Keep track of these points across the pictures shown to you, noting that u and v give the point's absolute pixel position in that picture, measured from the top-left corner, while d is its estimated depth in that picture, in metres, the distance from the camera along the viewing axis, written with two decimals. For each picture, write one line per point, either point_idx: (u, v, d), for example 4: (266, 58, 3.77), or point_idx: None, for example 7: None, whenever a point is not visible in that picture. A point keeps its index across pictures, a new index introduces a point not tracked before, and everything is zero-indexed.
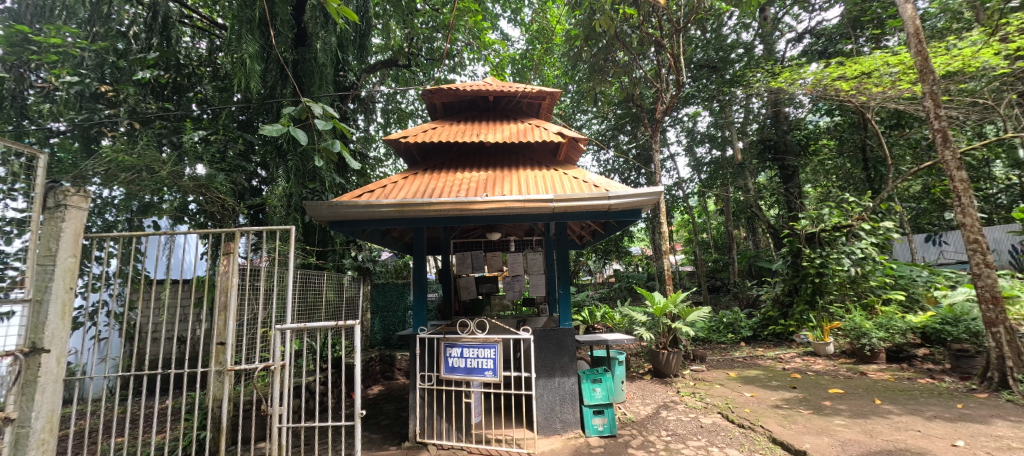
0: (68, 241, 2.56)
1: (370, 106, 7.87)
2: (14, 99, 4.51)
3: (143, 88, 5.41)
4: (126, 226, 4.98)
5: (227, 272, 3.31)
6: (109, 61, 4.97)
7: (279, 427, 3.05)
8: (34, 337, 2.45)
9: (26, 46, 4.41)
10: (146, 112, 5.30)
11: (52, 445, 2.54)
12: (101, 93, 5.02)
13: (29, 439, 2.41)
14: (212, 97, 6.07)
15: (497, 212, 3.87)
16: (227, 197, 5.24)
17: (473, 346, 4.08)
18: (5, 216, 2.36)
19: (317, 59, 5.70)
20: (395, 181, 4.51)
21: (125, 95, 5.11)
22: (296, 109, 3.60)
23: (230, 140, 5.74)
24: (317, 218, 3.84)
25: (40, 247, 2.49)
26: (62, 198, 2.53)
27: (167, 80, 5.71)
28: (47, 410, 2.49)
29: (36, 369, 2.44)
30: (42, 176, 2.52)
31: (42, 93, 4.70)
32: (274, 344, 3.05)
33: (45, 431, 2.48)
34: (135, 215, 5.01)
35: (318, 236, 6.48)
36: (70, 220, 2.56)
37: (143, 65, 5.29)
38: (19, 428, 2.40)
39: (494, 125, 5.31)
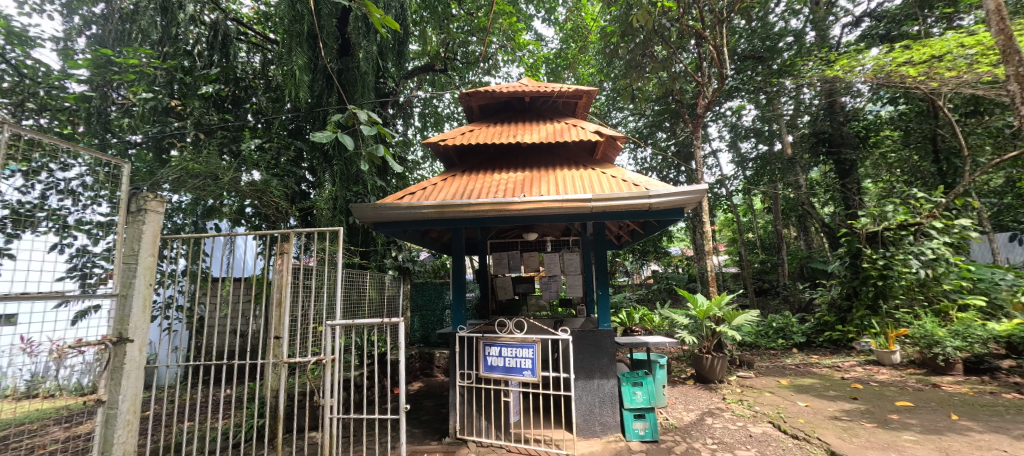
0: (148, 242, 2.87)
1: (408, 111, 8.12)
2: (100, 116, 4.97)
3: (206, 101, 5.75)
4: (192, 228, 5.40)
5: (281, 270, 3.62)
6: (178, 78, 5.48)
7: (331, 418, 3.20)
8: (121, 327, 2.76)
9: (109, 67, 4.88)
10: (209, 123, 5.67)
11: (136, 426, 2.83)
12: (170, 107, 5.46)
13: (117, 419, 2.71)
14: (266, 107, 6.35)
15: (534, 212, 3.92)
16: (281, 200, 5.60)
17: (511, 345, 4.14)
18: (91, 219, 2.63)
19: (359, 67, 5.97)
20: (434, 183, 4.63)
21: (191, 108, 5.53)
22: (342, 116, 3.75)
23: (282, 147, 6.10)
24: (363, 219, 4.00)
25: (125, 246, 2.81)
26: (143, 203, 2.84)
27: (227, 93, 6.15)
28: (130, 394, 2.79)
29: (122, 356, 2.73)
30: (125, 184, 2.81)
31: (122, 109, 5.16)
32: (326, 338, 3.25)
33: (129, 413, 2.78)
34: (200, 218, 5.44)
35: (361, 237, 6.79)
36: (149, 222, 2.87)
37: (206, 80, 5.70)
38: (109, 409, 2.69)
39: (530, 126, 5.34)
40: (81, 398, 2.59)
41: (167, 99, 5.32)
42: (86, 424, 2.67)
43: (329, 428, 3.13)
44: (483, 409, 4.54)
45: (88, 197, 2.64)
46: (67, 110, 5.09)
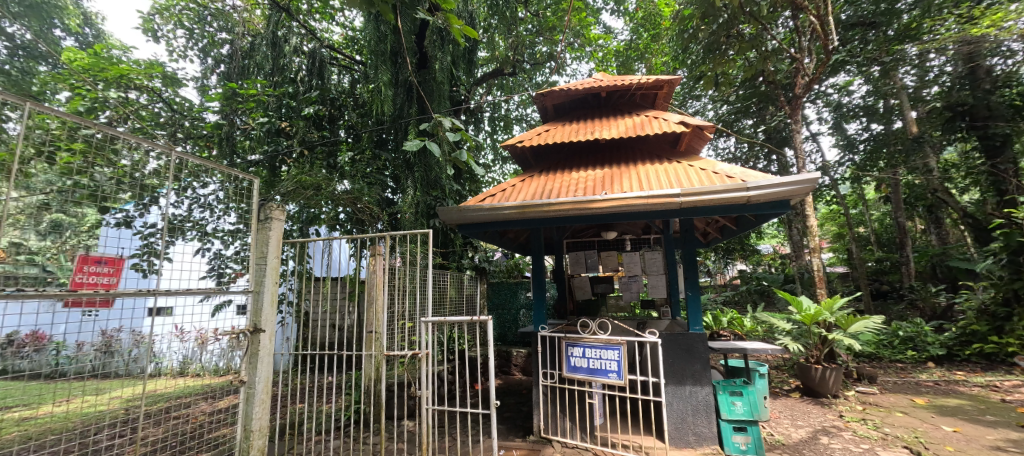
0: (273, 246, 3.37)
1: (479, 116, 8.34)
2: (228, 139, 5.79)
3: (308, 121, 6.40)
4: (298, 234, 6.05)
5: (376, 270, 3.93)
6: (286, 103, 6.24)
7: (426, 409, 3.41)
8: (255, 319, 3.25)
9: (235, 99, 5.78)
10: (311, 140, 6.30)
11: (268, 403, 3.32)
12: (280, 128, 6.16)
13: (254, 397, 3.19)
14: (356, 123, 6.76)
15: (617, 210, 3.83)
16: (373, 206, 6.06)
17: (595, 346, 4.07)
18: (223, 228, 3.09)
19: (435, 78, 6.26)
20: (513, 184, 4.71)
21: (297, 129, 6.19)
22: (429, 125, 3.99)
23: (370, 158, 6.59)
24: (447, 221, 4.18)
25: (257, 250, 3.33)
26: (269, 212, 3.36)
27: (325, 113, 6.63)
28: (264, 376, 3.26)
29: (257, 344, 3.21)
30: (253, 197, 3.30)
31: (245, 133, 6.01)
32: (421, 334, 3.48)
33: (263, 392, 3.26)
34: (304, 224, 6.07)
35: (441, 239, 7.11)
36: (274, 229, 3.37)
37: (308, 102, 6.35)
38: (249, 389, 3.18)
39: (607, 122, 5.23)
40: (226, 378, 3.09)
41: (278, 122, 6.08)
42: (231, 400, 3.17)
43: (427, 417, 3.34)
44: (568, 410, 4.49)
45: (221, 209, 3.10)
46: (205, 137, 5.90)
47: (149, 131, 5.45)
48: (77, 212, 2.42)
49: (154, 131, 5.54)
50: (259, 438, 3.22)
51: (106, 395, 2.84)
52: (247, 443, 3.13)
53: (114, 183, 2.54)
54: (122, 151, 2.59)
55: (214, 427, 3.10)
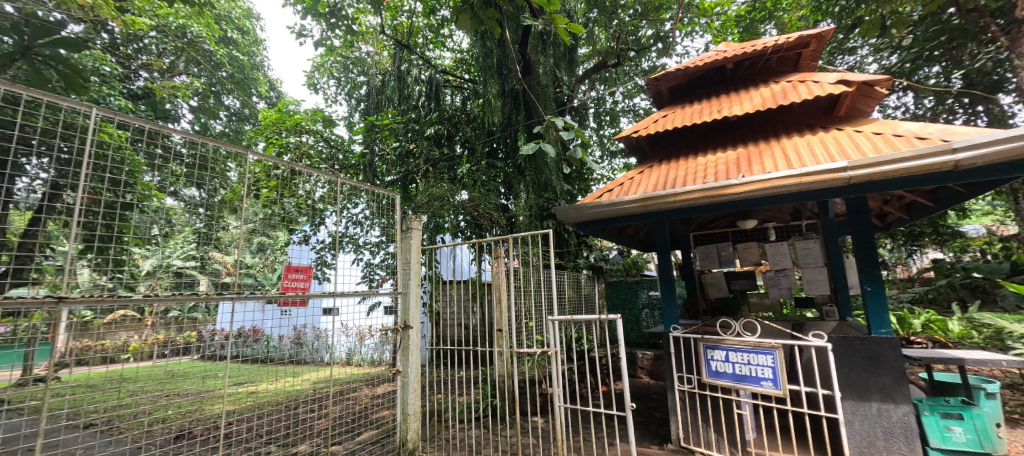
0: (414, 252, 3.78)
1: (584, 112, 8.22)
2: (370, 165, 6.68)
3: (430, 140, 7.02)
4: (428, 242, 6.67)
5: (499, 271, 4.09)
6: (412, 126, 6.96)
7: (560, 407, 3.46)
8: (403, 317, 3.70)
9: (374, 129, 6.63)
10: (434, 157, 6.89)
11: (420, 391, 3.73)
12: (409, 150, 6.87)
13: (408, 385, 3.63)
14: (470, 136, 7.18)
15: (760, 194, 3.48)
16: (492, 212, 6.38)
17: (742, 350, 3.70)
18: (369, 240, 3.55)
19: (540, 81, 6.37)
20: (631, 177, 4.57)
21: (422, 149, 6.84)
22: (541, 127, 4.08)
23: (485, 167, 6.98)
24: (566, 220, 4.22)
25: (401, 256, 3.78)
26: (408, 222, 3.79)
27: (444, 131, 7.18)
28: (415, 366, 3.68)
29: (408, 339, 3.65)
30: (391, 211, 3.73)
31: (382, 157, 6.84)
32: (549, 333, 3.55)
33: (415, 381, 3.68)
34: (432, 233, 6.66)
35: (556, 240, 7.18)
36: (413, 237, 3.79)
37: (429, 123, 6.97)
38: (404, 377, 3.65)
39: (736, 96, 4.75)
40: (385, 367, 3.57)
41: (407, 145, 6.80)
42: (391, 386, 3.65)
43: (561, 415, 3.42)
44: (710, 416, 4.19)
45: (365, 224, 3.56)
46: (353, 166, 6.87)
47: (314, 166, 6.56)
48: (272, 234, 3.09)
49: (320, 165, 6.63)
50: (414, 421, 3.67)
51: (299, 377, 3.56)
52: (405, 424, 3.60)
53: (295, 210, 3.14)
54: (300, 181, 3.19)
55: (377, 409, 3.60)
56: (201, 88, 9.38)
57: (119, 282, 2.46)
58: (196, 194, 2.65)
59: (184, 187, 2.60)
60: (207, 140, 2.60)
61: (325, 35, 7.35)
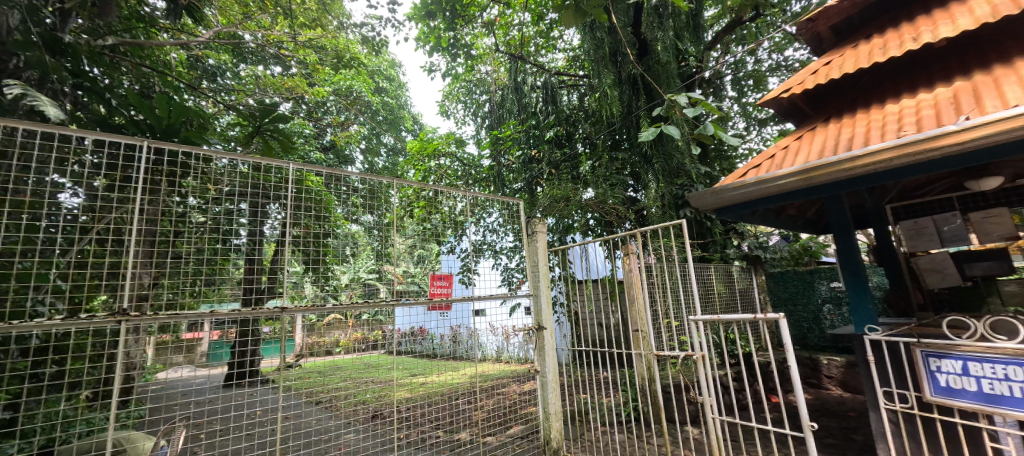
0: (542, 255, 3.95)
1: (718, 83, 7.42)
2: (498, 175, 7.17)
3: (551, 143, 7.21)
4: (559, 243, 6.83)
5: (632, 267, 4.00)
6: (532, 133, 7.23)
7: (714, 419, 3.18)
8: (538, 318, 3.87)
9: (499, 142, 7.12)
10: (556, 159, 7.06)
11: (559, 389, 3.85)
12: (532, 156, 7.16)
13: (547, 385, 3.78)
14: (589, 132, 7.15)
15: (1003, 140, 2.59)
16: (619, 206, 6.22)
17: (993, 361, 2.74)
18: (504, 245, 3.87)
19: (660, 59, 6.04)
20: (786, 145, 3.90)
21: (543, 153, 7.11)
22: (662, 108, 3.81)
23: (609, 161, 6.85)
24: (708, 207, 3.83)
25: (531, 260, 3.97)
26: (534, 226, 3.99)
27: (564, 131, 7.29)
28: (552, 367, 3.80)
29: (543, 339, 3.80)
30: (520, 216, 3.97)
31: (507, 166, 7.28)
32: (695, 334, 3.31)
33: (553, 380, 3.80)
34: (562, 233, 6.79)
35: (696, 230, 6.66)
36: (540, 241, 3.97)
37: (548, 127, 7.20)
38: (542, 377, 3.80)
39: (934, 19, 3.74)
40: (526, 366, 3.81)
41: (529, 151, 7.10)
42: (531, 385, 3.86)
43: (714, 427, 3.16)
44: (932, 435, 3.33)
45: (500, 231, 3.89)
46: (484, 178, 7.46)
47: (451, 183, 7.33)
48: (428, 247, 3.57)
49: (458, 183, 7.42)
50: (556, 421, 3.79)
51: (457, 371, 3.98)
52: (547, 423, 3.73)
53: (440, 224, 3.61)
54: (443, 199, 3.65)
55: (525, 404, 3.85)
56: (366, 133, 11.29)
57: (330, 292, 3.17)
58: (371, 218, 3.26)
59: (363, 213, 3.24)
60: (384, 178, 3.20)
61: (451, 65, 8.16)
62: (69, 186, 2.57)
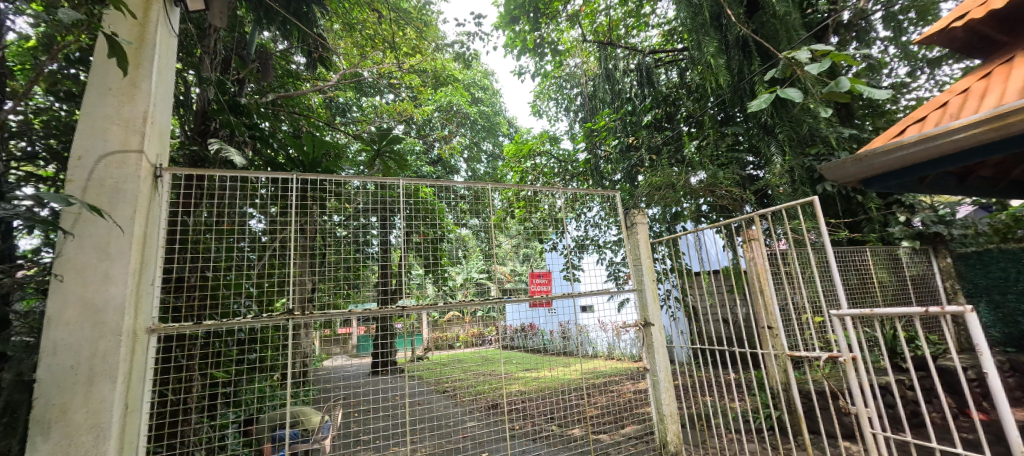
0: (643, 248, 3.86)
1: (863, 23, 6.04)
2: (596, 169, 7.13)
3: (650, 128, 6.85)
4: (668, 232, 6.47)
5: (752, 257, 3.61)
6: (628, 120, 6.92)
7: (873, 434, 2.62)
8: (644, 314, 3.81)
9: (593, 134, 7.03)
10: (656, 143, 6.65)
11: (674, 390, 3.74)
12: (630, 143, 6.91)
13: (660, 384, 3.71)
14: (693, 110, 6.55)
15: None
16: (733, 188, 5.63)
17: None
18: (607, 240, 3.87)
19: (775, 14, 5.22)
20: (969, 84, 2.40)
21: (641, 138, 6.74)
22: (778, 69, 3.21)
23: (719, 138, 6.25)
24: (841, 180, 2.64)
25: (632, 253, 3.92)
26: (632, 218, 3.92)
27: (662, 113, 6.90)
28: (663, 367, 3.72)
29: (651, 336, 3.77)
30: (621, 209, 3.89)
31: (605, 158, 7.17)
32: (842, 332, 2.73)
33: (666, 381, 3.72)
34: (670, 222, 6.40)
35: (842, 207, 5.91)
36: (640, 233, 3.88)
37: (646, 110, 6.82)
38: (653, 376, 3.74)
39: None
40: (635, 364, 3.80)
41: (626, 139, 6.86)
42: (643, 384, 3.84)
43: (877, 447, 2.60)
44: None
45: (603, 226, 3.89)
46: (581, 173, 7.41)
47: (551, 180, 7.44)
48: (532, 245, 3.68)
49: (555, 180, 7.47)
50: (673, 423, 3.69)
51: (568, 366, 4.09)
52: (663, 424, 3.66)
53: (541, 222, 3.71)
54: (540, 198, 3.76)
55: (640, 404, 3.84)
56: (467, 143, 12.25)
57: (447, 290, 3.53)
58: (477, 221, 3.50)
59: (469, 218, 3.49)
60: (488, 183, 3.44)
61: (540, 66, 8.28)
62: (255, 213, 3.00)
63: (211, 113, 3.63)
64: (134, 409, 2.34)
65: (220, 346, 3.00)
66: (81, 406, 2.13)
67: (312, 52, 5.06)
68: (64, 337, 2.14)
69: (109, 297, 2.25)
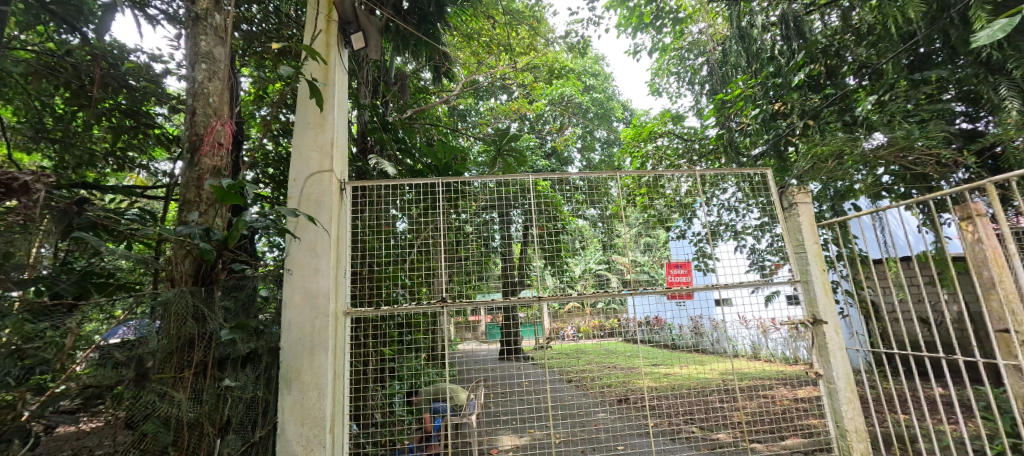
0: (808, 231, 3.32)
1: None
2: (730, 144, 5.93)
3: (802, 89, 5.16)
4: (833, 213, 5.09)
5: (979, 241, 2.57)
6: (771, 82, 5.45)
7: None
8: (811, 309, 3.26)
9: (726, 105, 6.01)
10: (814, 107, 4.97)
11: (859, 402, 3.08)
12: (776, 111, 5.33)
13: (839, 394, 3.09)
14: (867, 57, 4.76)
15: None
16: (943, 148, 3.92)
17: None
18: (749, 224, 3.45)
19: None
20: None
21: (791, 103, 5.12)
22: None
23: (913, 87, 4.33)
24: None
25: (792, 239, 3.40)
26: (791, 198, 3.40)
27: (820, 69, 5.09)
28: (843, 372, 3.11)
29: (823, 336, 3.18)
30: (773, 187, 3.45)
31: (743, 131, 5.86)
32: None
33: (848, 391, 3.08)
34: (836, 200, 4.99)
35: None
36: (803, 214, 3.34)
37: (796, 69, 5.06)
38: (828, 383, 3.15)
39: None
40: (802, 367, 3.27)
41: (771, 106, 5.31)
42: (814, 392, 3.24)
43: None
44: None
45: (743, 207, 3.49)
46: (712, 151, 6.54)
47: (679, 163, 6.91)
48: (654, 233, 3.53)
49: (680, 162, 6.92)
50: (860, 442, 3.04)
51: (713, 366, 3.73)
52: (845, 443, 3.05)
53: (666, 209, 3.55)
54: (664, 182, 3.58)
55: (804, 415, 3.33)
56: (581, 132, 12.26)
57: (568, 282, 3.50)
58: (595, 211, 3.46)
59: (587, 208, 3.46)
60: (608, 172, 3.30)
61: (657, 39, 7.79)
62: (400, 214, 3.41)
63: (369, 133, 4.25)
64: (340, 376, 2.84)
65: (390, 335, 3.45)
66: (309, 369, 2.65)
67: (437, 66, 5.50)
68: (293, 316, 2.72)
69: (320, 287, 2.77)
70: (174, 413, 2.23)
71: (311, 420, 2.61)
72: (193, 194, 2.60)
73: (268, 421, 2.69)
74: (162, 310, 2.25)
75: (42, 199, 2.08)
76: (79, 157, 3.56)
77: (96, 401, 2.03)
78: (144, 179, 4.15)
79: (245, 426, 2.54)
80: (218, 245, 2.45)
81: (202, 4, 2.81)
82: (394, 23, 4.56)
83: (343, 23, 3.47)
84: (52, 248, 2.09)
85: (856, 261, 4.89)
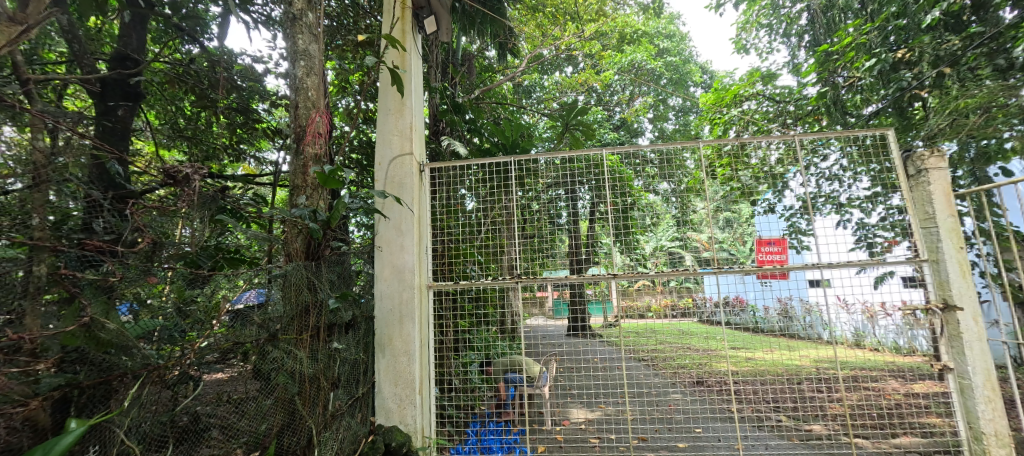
0: (941, 202, 2.88)
1: None
2: (835, 103, 5.24)
3: (936, 29, 4.40)
4: (970, 178, 4.35)
5: None
6: (890, 25, 4.73)
7: None
8: (940, 292, 2.86)
9: (831, 58, 5.32)
10: (952, 50, 4.18)
11: (1001, 403, 2.71)
12: (898, 60, 4.57)
13: (974, 391, 2.73)
14: None
15: None
16: None
17: None
18: (857, 196, 3.15)
19: None
20: None
21: (921, 47, 4.34)
22: None
23: None
24: None
25: (918, 211, 2.98)
26: (921, 163, 2.95)
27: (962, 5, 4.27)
28: (982, 368, 2.73)
29: (956, 324, 2.80)
30: (898, 150, 3.05)
31: (850, 86, 5.15)
32: None
33: (988, 390, 2.71)
34: (975, 164, 4.26)
35: None
36: (935, 181, 2.90)
37: (928, 6, 4.31)
38: (962, 379, 2.78)
39: None
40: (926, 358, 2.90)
41: (892, 54, 4.55)
42: (940, 388, 2.89)
43: None
44: None
45: (849, 178, 3.18)
46: (810, 113, 5.84)
47: (768, 127, 6.27)
48: (736, 208, 3.31)
49: (771, 126, 6.26)
50: (1002, 447, 2.67)
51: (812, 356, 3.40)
52: (980, 446, 2.70)
53: (752, 180, 3.31)
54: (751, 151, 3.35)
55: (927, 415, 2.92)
56: (653, 101, 11.66)
57: (638, 259, 3.39)
58: (667, 186, 3.33)
59: (660, 182, 3.33)
60: (691, 142, 3.13)
61: None
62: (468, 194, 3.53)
63: (441, 115, 4.41)
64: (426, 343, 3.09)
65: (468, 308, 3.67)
66: (399, 337, 2.94)
67: (503, 42, 5.48)
68: (385, 288, 3.01)
69: (406, 262, 3.00)
70: (297, 368, 2.44)
71: (404, 382, 2.90)
72: (301, 180, 2.86)
73: (366, 380, 3.05)
74: (280, 281, 2.41)
75: (195, 189, 2.13)
76: (207, 151, 4.05)
77: (231, 355, 2.15)
78: (255, 168, 4.55)
79: (351, 384, 2.87)
80: (324, 224, 2.71)
81: (297, 4, 3.05)
82: (460, 3, 4.56)
83: (417, 9, 3.58)
84: (191, 230, 2.19)
85: (1005, 236, 4.14)
